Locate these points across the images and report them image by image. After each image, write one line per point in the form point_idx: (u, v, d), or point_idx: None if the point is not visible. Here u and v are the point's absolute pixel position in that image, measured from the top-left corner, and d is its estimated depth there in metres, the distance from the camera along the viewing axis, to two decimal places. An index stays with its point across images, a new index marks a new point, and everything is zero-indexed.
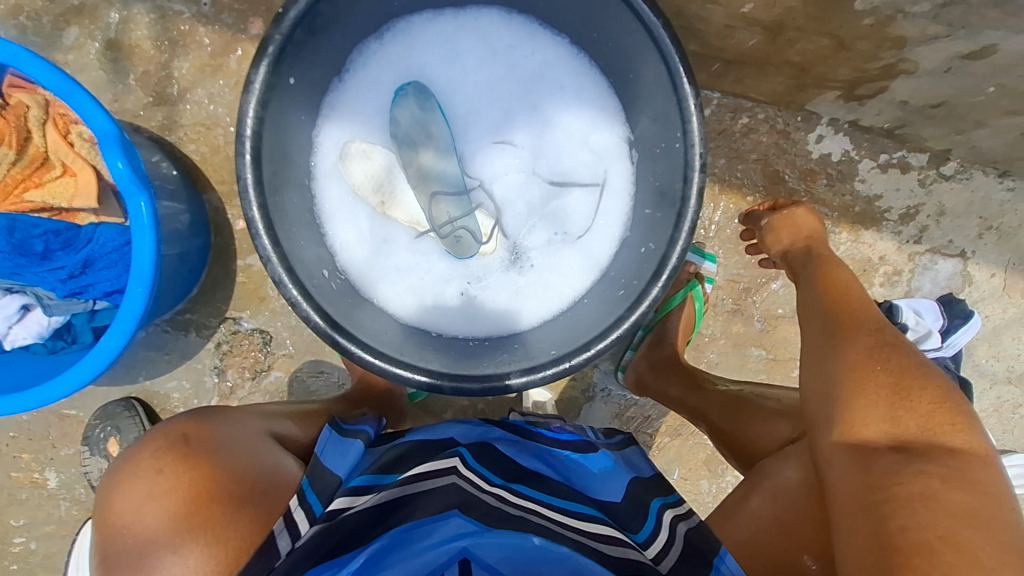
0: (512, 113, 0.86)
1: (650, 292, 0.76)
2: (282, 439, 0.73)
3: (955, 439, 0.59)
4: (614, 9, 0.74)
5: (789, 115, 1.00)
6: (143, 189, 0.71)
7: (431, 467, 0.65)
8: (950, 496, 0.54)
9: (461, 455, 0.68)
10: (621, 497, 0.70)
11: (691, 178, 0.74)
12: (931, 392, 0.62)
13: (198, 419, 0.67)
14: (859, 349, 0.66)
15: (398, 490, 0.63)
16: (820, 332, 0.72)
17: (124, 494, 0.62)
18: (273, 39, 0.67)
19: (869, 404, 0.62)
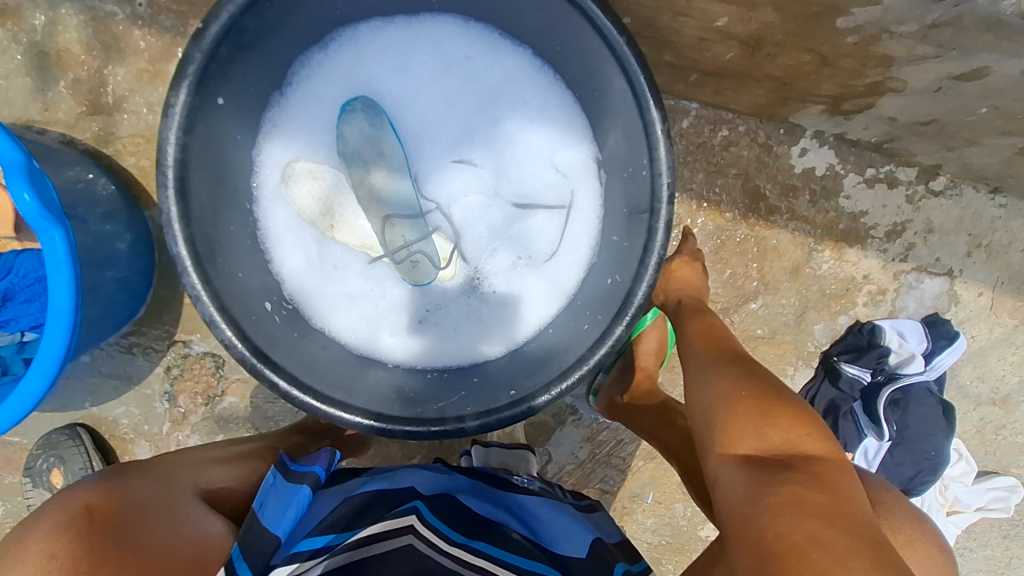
0: (471, 130, 0.79)
1: (616, 330, 0.71)
2: (208, 500, 0.65)
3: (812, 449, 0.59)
4: (575, 24, 0.68)
5: (771, 127, 0.95)
6: (56, 223, 0.65)
7: (385, 527, 0.61)
8: (813, 497, 0.51)
9: (419, 511, 0.64)
10: (586, 556, 0.65)
11: (657, 210, 0.68)
12: (794, 411, 0.62)
13: (105, 491, 0.57)
14: (728, 378, 0.70)
15: (345, 555, 0.57)
16: (698, 369, 0.75)
17: None
18: (193, 58, 0.61)
19: (740, 425, 0.62)
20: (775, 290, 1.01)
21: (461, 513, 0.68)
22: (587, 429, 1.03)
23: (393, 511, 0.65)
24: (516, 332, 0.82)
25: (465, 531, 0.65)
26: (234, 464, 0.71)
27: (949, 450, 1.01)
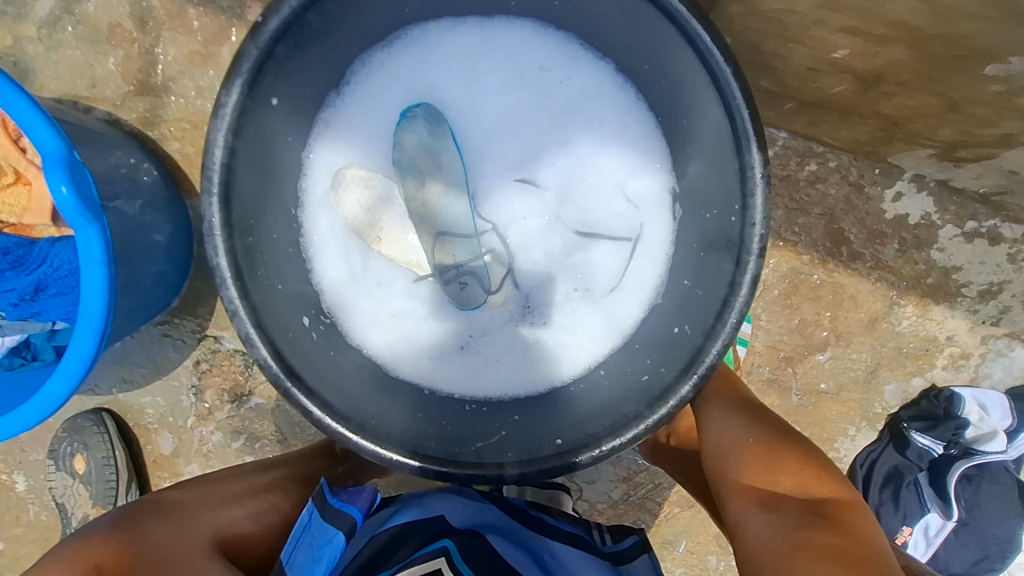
0: (538, 148, 0.72)
1: (681, 389, 0.63)
2: (229, 542, 0.62)
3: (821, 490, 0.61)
4: (670, 44, 0.60)
5: (865, 166, 0.85)
6: (92, 220, 0.60)
7: None
8: (829, 540, 0.53)
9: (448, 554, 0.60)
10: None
11: (744, 262, 0.60)
12: (800, 456, 0.65)
13: (114, 547, 0.55)
14: (738, 422, 0.72)
15: None
16: (709, 412, 0.77)
17: None
18: (248, 56, 0.57)
19: (753, 471, 0.64)
20: (846, 342, 0.92)
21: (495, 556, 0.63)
22: (623, 470, 0.97)
23: (421, 551, 0.61)
24: (563, 371, 0.76)
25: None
26: (253, 499, 0.67)
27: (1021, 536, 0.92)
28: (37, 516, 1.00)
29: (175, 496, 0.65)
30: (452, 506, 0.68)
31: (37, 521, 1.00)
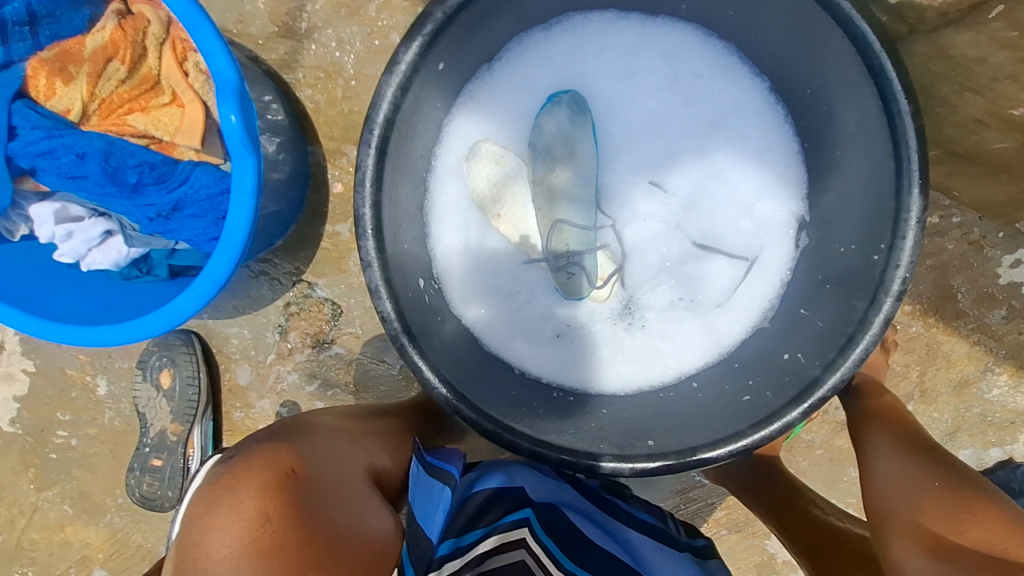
0: (675, 153, 0.72)
1: (789, 416, 0.63)
2: (376, 474, 0.62)
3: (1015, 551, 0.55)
4: (848, 74, 0.59)
5: (989, 227, 0.83)
6: (252, 151, 0.62)
7: (499, 540, 0.60)
8: None
9: (531, 523, 0.63)
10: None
11: (880, 302, 0.59)
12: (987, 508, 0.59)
13: (300, 452, 0.54)
14: (909, 461, 0.66)
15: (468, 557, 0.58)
16: (873, 442, 0.71)
17: (201, 544, 0.45)
18: (433, 17, 0.57)
19: (928, 518, 0.59)
20: (931, 399, 0.91)
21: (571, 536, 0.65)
22: (681, 483, 0.97)
23: (506, 518, 0.63)
24: (656, 375, 0.76)
25: (574, 556, 0.64)
26: (388, 439, 0.67)
27: None
28: (111, 421, 1.04)
29: (319, 421, 0.64)
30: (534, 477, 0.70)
31: (111, 424, 1.05)
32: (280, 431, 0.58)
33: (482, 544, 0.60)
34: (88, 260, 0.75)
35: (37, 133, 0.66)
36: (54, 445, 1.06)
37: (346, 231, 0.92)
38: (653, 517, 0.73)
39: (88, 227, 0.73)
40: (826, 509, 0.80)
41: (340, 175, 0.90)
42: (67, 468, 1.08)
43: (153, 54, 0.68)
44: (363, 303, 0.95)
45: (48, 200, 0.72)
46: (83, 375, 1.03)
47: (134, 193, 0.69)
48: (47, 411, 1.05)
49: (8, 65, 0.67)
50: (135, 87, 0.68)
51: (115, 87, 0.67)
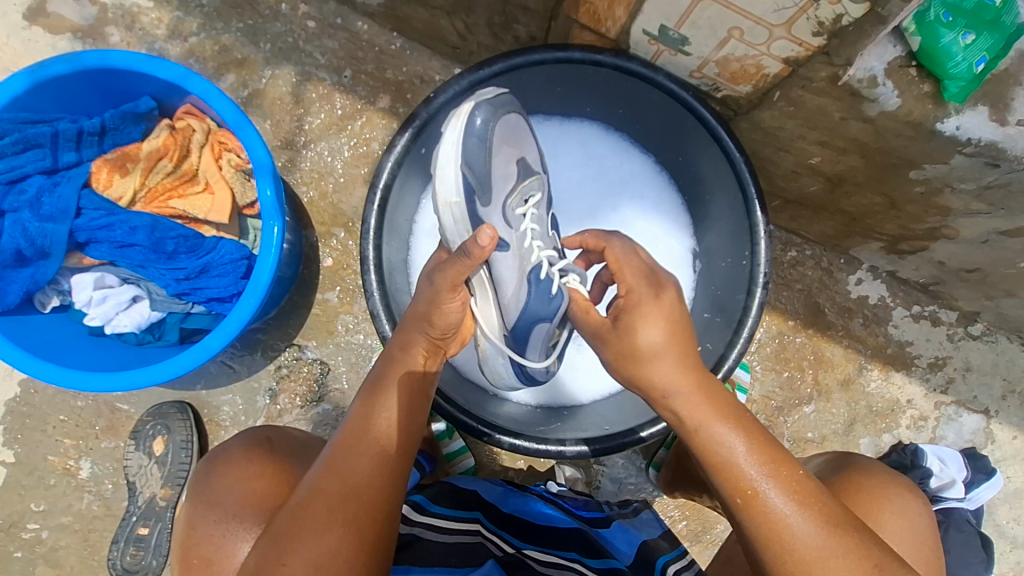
0: (596, 211, 0.98)
1: (640, 433, 0.84)
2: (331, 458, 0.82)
3: (766, 487, 0.59)
4: (703, 144, 0.87)
5: (833, 256, 1.10)
6: (280, 216, 0.81)
7: (457, 526, 0.73)
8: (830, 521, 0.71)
9: (482, 521, 0.76)
10: (633, 557, 0.77)
11: (754, 293, 0.84)
12: (714, 442, 0.60)
13: (277, 432, 0.77)
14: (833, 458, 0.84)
15: (426, 531, 0.71)
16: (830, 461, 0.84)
17: (218, 476, 0.70)
18: (420, 115, 0.80)
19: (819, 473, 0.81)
20: (827, 397, 1.11)
21: (517, 519, 0.79)
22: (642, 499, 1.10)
23: (459, 513, 0.76)
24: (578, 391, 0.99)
25: (523, 536, 0.76)
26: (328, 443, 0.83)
27: None
28: (89, 506, 1.05)
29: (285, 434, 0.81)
30: (486, 487, 0.84)
31: (88, 510, 1.05)
32: (407, 403, 0.64)
33: (437, 521, 0.73)
34: (114, 323, 0.86)
35: (98, 212, 0.83)
36: (22, 540, 1.04)
37: (335, 297, 1.07)
38: (592, 505, 0.86)
39: (119, 292, 0.86)
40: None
41: (331, 252, 1.08)
42: (31, 566, 1.04)
43: (195, 154, 0.87)
44: (350, 360, 1.07)
45: (90, 270, 0.86)
46: (65, 460, 1.05)
47: (169, 258, 0.85)
48: (19, 503, 1.04)
49: (77, 164, 0.84)
50: (177, 178, 0.87)
51: (161, 178, 0.86)
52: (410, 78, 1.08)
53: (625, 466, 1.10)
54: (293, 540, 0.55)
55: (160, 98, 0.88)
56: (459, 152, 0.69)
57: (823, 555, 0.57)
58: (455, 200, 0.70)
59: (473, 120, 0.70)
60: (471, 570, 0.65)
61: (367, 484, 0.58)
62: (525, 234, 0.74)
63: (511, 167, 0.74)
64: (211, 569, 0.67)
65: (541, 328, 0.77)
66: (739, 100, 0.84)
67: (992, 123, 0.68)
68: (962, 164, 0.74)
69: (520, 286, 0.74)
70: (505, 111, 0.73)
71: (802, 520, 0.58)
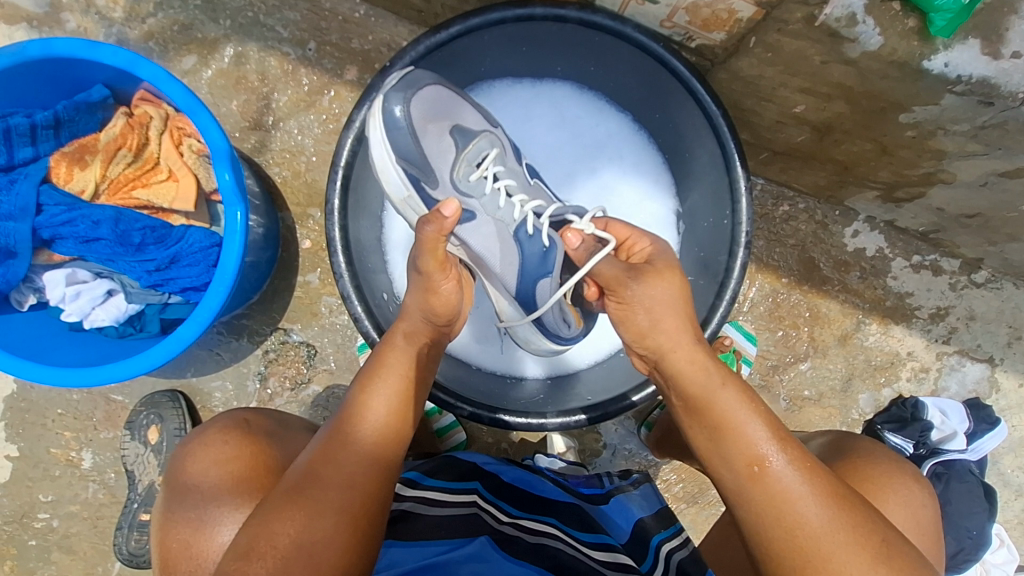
0: (573, 175, 0.94)
1: (630, 398, 0.84)
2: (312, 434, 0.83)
3: (775, 459, 0.58)
4: (679, 98, 0.82)
5: (827, 208, 1.05)
6: (242, 201, 0.79)
7: (452, 498, 0.70)
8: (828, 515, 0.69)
9: (479, 490, 0.74)
10: (627, 537, 0.75)
11: (736, 254, 0.81)
12: (723, 410, 0.60)
13: (257, 413, 0.78)
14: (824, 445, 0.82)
15: (417, 505, 0.69)
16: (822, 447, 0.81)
17: (196, 458, 0.71)
18: (376, 88, 0.76)
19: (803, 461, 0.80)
20: (824, 353, 1.08)
21: (515, 489, 0.78)
22: (636, 463, 1.09)
23: (454, 484, 0.74)
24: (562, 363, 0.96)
25: (520, 506, 0.74)
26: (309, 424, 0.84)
27: (992, 534, 1.01)
28: (95, 494, 1.08)
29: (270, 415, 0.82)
30: (482, 458, 0.83)
31: (94, 499, 1.08)
32: (401, 390, 0.65)
33: (427, 493, 0.71)
34: (91, 317, 0.86)
35: (59, 207, 0.81)
36: (35, 529, 1.08)
37: (316, 279, 1.06)
38: (591, 482, 0.85)
39: (92, 287, 0.85)
40: None
41: (309, 233, 1.06)
42: (45, 554, 1.08)
43: (155, 142, 0.86)
44: (336, 341, 1.06)
45: (61, 267, 0.85)
46: (67, 452, 1.07)
47: (138, 250, 0.84)
48: (28, 494, 1.08)
49: (35, 159, 0.84)
50: (139, 168, 0.86)
51: (122, 169, 0.85)
52: (376, 47, 1.04)
53: (617, 432, 1.09)
54: (286, 516, 0.55)
55: (114, 85, 0.85)
56: (390, 148, 0.71)
57: (830, 530, 0.56)
58: (408, 194, 0.74)
59: (393, 107, 0.71)
60: (461, 542, 0.64)
61: (362, 468, 0.59)
62: (496, 196, 0.72)
63: (442, 137, 0.72)
64: (189, 551, 0.67)
65: (544, 284, 0.72)
66: (714, 49, 0.80)
67: (984, 57, 0.64)
68: (953, 104, 0.70)
69: (508, 247, 0.73)
70: (419, 90, 0.72)
71: (811, 492, 0.57)
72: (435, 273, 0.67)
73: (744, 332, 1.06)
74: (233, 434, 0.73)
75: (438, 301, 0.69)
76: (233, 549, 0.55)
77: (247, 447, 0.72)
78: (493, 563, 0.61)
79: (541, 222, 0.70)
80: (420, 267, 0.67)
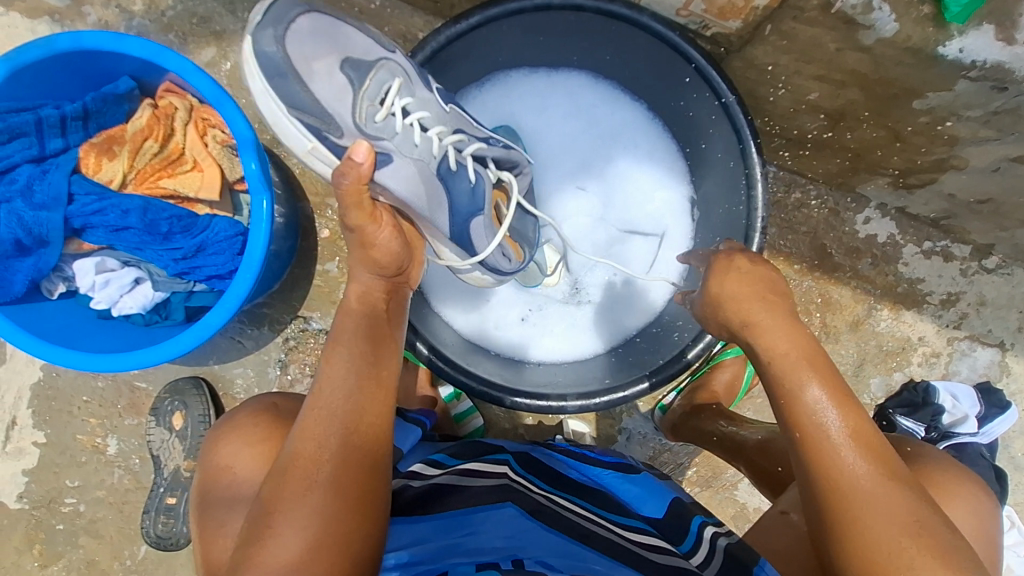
0: (589, 164, 0.96)
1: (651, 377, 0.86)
2: None
3: (835, 432, 0.59)
4: (692, 85, 0.84)
5: (840, 196, 1.06)
6: (267, 189, 0.81)
7: (484, 470, 0.73)
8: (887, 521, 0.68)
9: (509, 463, 0.77)
10: (662, 516, 0.76)
11: (751, 239, 0.82)
12: (793, 384, 0.61)
13: (285, 395, 0.80)
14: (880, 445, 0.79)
15: (451, 478, 0.72)
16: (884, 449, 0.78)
17: (226, 441, 0.74)
18: None
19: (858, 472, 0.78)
20: (835, 339, 1.09)
21: (543, 466, 0.80)
22: (650, 448, 1.11)
23: (486, 457, 0.77)
24: (576, 348, 0.97)
25: (548, 481, 0.77)
26: None
27: (1002, 515, 1.03)
28: (121, 479, 1.10)
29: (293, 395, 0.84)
30: (510, 441, 0.86)
31: (120, 484, 1.10)
32: (370, 355, 0.64)
33: (460, 469, 0.74)
34: (120, 305, 0.88)
35: (89, 197, 0.83)
36: (63, 514, 1.10)
37: (335, 268, 1.08)
38: (617, 455, 0.88)
39: (121, 275, 0.87)
40: (731, 420, 0.96)
41: (328, 223, 1.08)
42: (73, 537, 1.10)
43: (180, 133, 0.87)
44: None
45: (91, 255, 0.87)
46: (93, 438, 1.10)
47: (165, 239, 0.86)
48: (56, 480, 1.10)
49: (64, 150, 0.86)
50: (164, 159, 0.87)
51: (148, 159, 0.86)
52: (392, 38, 1.05)
53: (633, 416, 1.11)
54: (278, 502, 0.57)
55: (139, 77, 0.87)
56: (277, 97, 0.63)
57: (873, 502, 0.57)
58: (311, 147, 0.65)
59: (261, 45, 0.62)
60: (490, 506, 0.67)
61: (341, 443, 0.60)
62: (411, 133, 0.67)
63: (343, 79, 0.66)
64: (223, 531, 0.70)
65: (477, 222, 0.75)
66: (729, 37, 0.81)
67: (998, 43, 0.66)
68: (967, 90, 0.71)
69: (434, 187, 0.69)
70: (290, 22, 0.63)
71: (862, 468, 0.58)
72: (367, 224, 0.62)
73: None
74: (257, 418, 0.75)
75: (379, 253, 0.65)
76: (241, 539, 0.58)
77: (267, 427, 0.74)
78: (527, 530, 0.64)
79: (461, 157, 0.73)
80: (350, 222, 0.63)
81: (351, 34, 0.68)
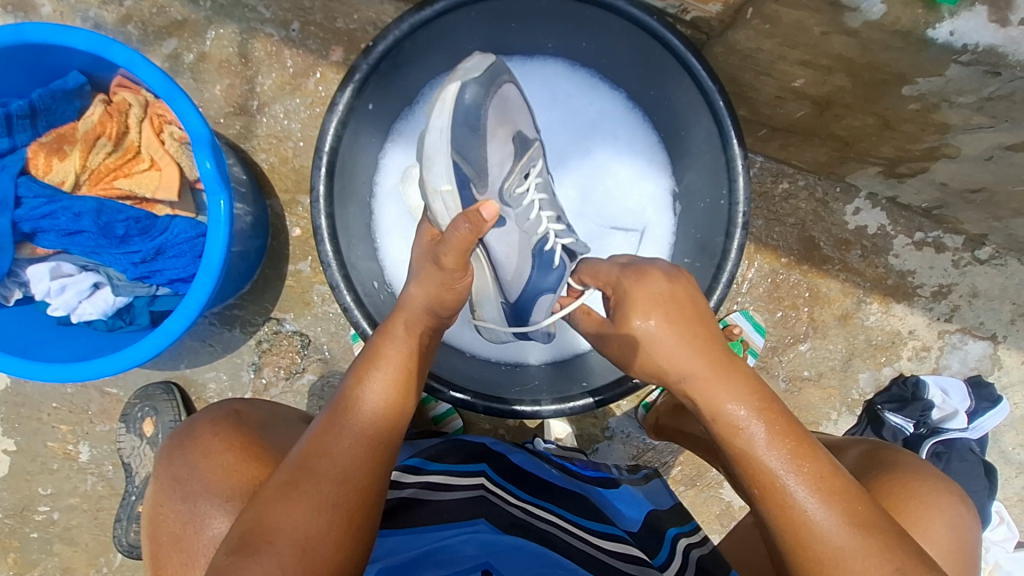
0: (566, 157, 0.92)
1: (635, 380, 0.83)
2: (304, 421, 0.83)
3: (789, 480, 0.55)
4: (673, 74, 0.80)
5: (828, 185, 1.02)
6: (225, 189, 0.77)
7: (457, 482, 0.70)
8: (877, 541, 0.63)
9: (487, 473, 0.73)
10: (639, 528, 0.74)
11: (733, 235, 0.79)
12: (734, 428, 0.57)
13: (248, 403, 0.77)
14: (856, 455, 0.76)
15: (422, 491, 0.69)
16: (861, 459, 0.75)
17: (184, 451, 0.71)
18: (360, 68, 0.75)
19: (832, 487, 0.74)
20: (823, 334, 1.06)
21: (521, 473, 0.77)
22: (634, 447, 1.09)
23: (461, 467, 0.73)
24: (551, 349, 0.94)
25: (526, 489, 0.74)
26: (303, 415, 0.83)
27: (991, 511, 1.01)
28: (94, 487, 1.08)
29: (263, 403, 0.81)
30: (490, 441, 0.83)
31: (93, 491, 1.08)
32: (398, 382, 0.64)
33: (433, 478, 0.70)
34: (79, 311, 0.84)
35: (38, 200, 0.80)
36: (36, 522, 1.08)
37: (307, 267, 1.05)
38: (598, 468, 0.86)
39: (78, 280, 0.83)
40: None
41: (299, 221, 1.04)
42: (47, 546, 1.08)
43: (135, 130, 0.84)
44: (329, 330, 1.05)
45: (45, 260, 0.83)
46: (64, 445, 1.07)
47: (122, 242, 0.82)
48: (27, 488, 1.08)
49: (13, 150, 0.82)
50: (120, 157, 0.84)
51: (103, 159, 0.83)
52: (362, 26, 1.00)
53: (616, 415, 1.08)
54: (280, 512, 0.53)
55: (90, 72, 0.83)
56: (450, 138, 0.64)
57: (841, 555, 0.53)
58: (446, 189, 0.65)
59: (463, 96, 0.65)
60: (461, 523, 0.63)
61: (357, 462, 0.57)
62: (529, 208, 0.73)
63: (510, 148, 0.72)
64: (179, 546, 0.67)
65: (544, 299, 0.75)
66: (710, 22, 0.77)
67: (992, 25, 0.62)
68: (959, 75, 0.68)
69: (525, 261, 0.73)
70: (498, 85, 0.69)
71: (826, 516, 0.54)
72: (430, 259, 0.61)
73: (754, 322, 1.03)
74: (221, 427, 0.72)
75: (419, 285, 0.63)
76: (228, 544, 0.53)
77: (239, 437, 0.71)
78: (503, 543, 0.61)
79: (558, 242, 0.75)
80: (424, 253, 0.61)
81: (523, 115, 0.75)
